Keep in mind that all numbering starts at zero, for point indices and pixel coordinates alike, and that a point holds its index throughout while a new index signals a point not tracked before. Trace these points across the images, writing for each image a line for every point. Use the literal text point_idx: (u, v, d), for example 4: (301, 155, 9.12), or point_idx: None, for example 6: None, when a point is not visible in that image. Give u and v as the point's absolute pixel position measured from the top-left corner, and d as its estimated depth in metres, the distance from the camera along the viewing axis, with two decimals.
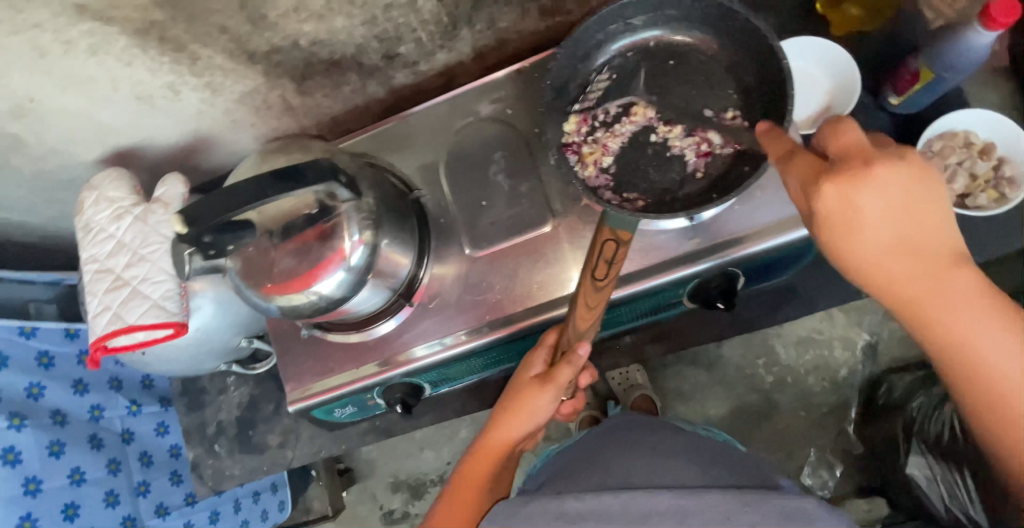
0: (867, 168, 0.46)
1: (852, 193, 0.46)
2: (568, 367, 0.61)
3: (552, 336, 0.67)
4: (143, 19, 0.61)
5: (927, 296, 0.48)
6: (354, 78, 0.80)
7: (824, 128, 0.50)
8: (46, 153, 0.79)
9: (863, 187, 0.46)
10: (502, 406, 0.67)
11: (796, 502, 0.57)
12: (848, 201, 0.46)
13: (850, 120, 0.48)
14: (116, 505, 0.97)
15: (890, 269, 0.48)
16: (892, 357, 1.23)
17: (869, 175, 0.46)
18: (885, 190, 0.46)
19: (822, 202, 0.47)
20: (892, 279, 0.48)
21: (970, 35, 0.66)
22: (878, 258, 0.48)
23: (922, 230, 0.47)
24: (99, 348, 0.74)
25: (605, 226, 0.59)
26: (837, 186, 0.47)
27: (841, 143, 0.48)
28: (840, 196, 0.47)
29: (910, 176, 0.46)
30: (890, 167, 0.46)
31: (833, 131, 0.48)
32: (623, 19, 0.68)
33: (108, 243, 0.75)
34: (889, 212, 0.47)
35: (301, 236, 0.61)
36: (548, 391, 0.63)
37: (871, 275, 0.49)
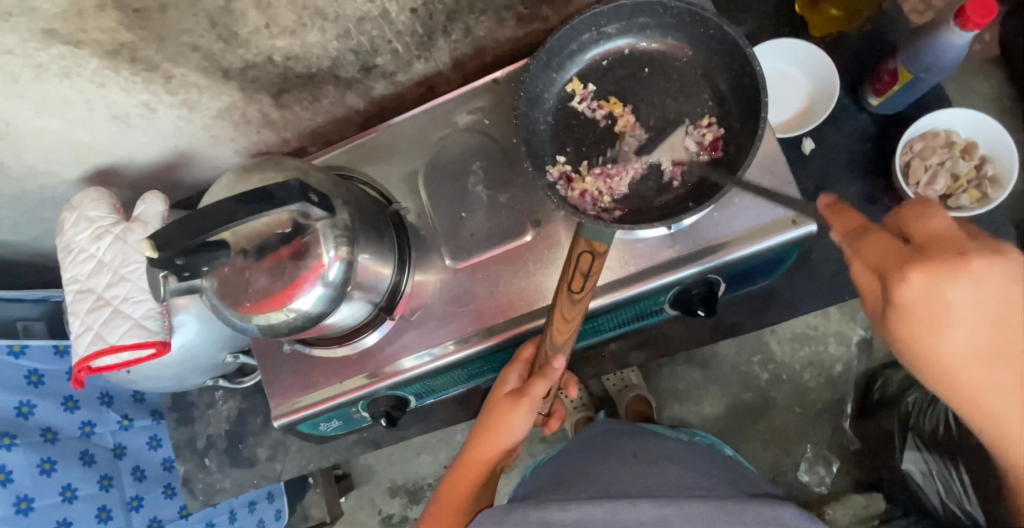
0: (963, 262, 0.41)
1: (946, 291, 0.41)
2: (545, 380, 0.64)
3: (528, 350, 0.69)
4: (113, 41, 0.60)
5: (1015, 418, 0.42)
6: (332, 91, 0.79)
7: (908, 209, 0.45)
8: (26, 174, 0.79)
9: (957, 282, 0.41)
10: (482, 419, 0.70)
11: (772, 511, 0.58)
12: (940, 299, 0.41)
13: (939, 205, 0.43)
14: (109, 521, 0.97)
15: (979, 383, 0.42)
16: (887, 352, 1.23)
17: (967, 270, 0.41)
18: (981, 291, 0.41)
19: (908, 291, 0.42)
20: (978, 393, 0.43)
21: (946, 35, 0.65)
22: (964, 368, 0.43)
23: (1021, 340, 0.42)
24: (82, 369, 0.75)
25: (581, 237, 0.58)
26: (927, 279, 0.41)
27: (928, 230, 0.44)
28: (929, 292, 0.42)
29: (1009, 273, 0.41)
30: (989, 264, 0.41)
31: (919, 215, 0.44)
32: (597, 28, 0.67)
33: (89, 263, 0.76)
34: (982, 316, 0.42)
35: (275, 255, 0.61)
36: (523, 408, 0.65)
37: (953, 383, 0.43)
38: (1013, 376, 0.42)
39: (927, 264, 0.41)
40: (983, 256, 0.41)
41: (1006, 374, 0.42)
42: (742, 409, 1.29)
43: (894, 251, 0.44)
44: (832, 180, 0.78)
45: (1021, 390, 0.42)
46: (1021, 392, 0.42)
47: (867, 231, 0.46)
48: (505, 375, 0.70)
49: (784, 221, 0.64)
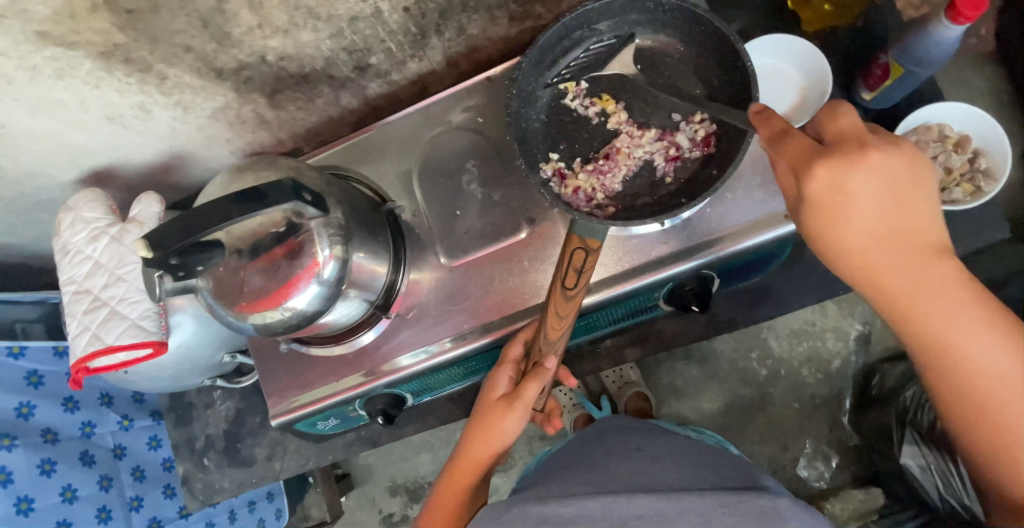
0: (862, 151, 0.47)
1: (848, 181, 0.46)
2: (537, 381, 0.63)
3: (516, 351, 0.69)
4: (106, 42, 0.61)
5: (902, 285, 0.50)
6: (326, 90, 0.80)
7: (820, 113, 0.51)
8: (23, 176, 0.80)
9: (857, 173, 0.46)
10: (474, 424, 0.69)
11: (768, 502, 0.57)
12: (843, 188, 0.47)
13: (847, 105, 0.49)
14: (109, 521, 0.98)
15: (871, 259, 0.49)
16: (884, 347, 1.23)
17: (865, 161, 0.46)
18: (876, 178, 0.47)
19: (815, 183, 0.47)
20: (871, 267, 0.49)
21: (937, 29, 0.65)
22: (860, 248, 0.49)
23: (908, 218, 0.49)
24: (80, 370, 0.75)
25: (575, 234, 0.59)
26: (831, 172, 0.46)
27: (834, 128, 0.49)
28: (835, 183, 0.47)
29: (903, 161, 0.47)
30: (882, 153, 0.47)
31: (830, 116, 0.50)
32: (589, 25, 0.67)
33: (86, 265, 0.76)
34: (877, 201, 0.47)
35: (269, 254, 0.61)
36: (517, 410, 0.65)
37: (853, 262, 0.50)
38: (898, 250, 0.49)
39: (831, 157, 0.46)
40: (878, 148, 0.46)
41: (892, 247, 0.49)
42: (740, 405, 1.29)
43: (808, 151, 0.48)
44: None
45: (904, 260, 0.49)
46: (903, 261, 0.49)
47: (785, 135, 0.50)
48: (495, 378, 0.69)
49: (777, 216, 0.64)
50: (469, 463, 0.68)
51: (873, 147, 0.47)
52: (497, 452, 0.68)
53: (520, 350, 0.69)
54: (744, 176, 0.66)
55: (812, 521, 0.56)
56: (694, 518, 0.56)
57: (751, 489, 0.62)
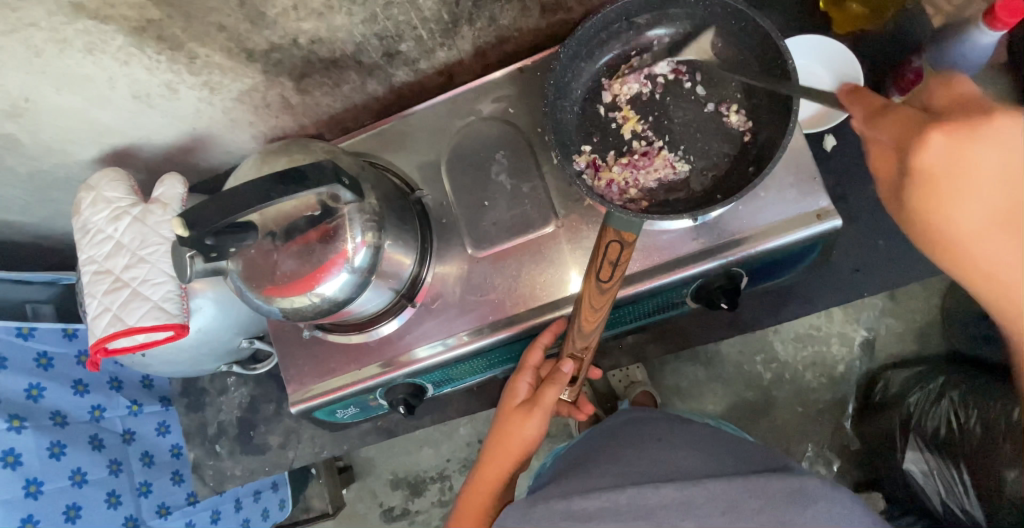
0: (985, 121, 0.44)
1: (968, 150, 0.44)
2: (554, 387, 0.65)
3: (533, 358, 0.69)
4: (140, 17, 0.59)
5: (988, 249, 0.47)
6: (353, 76, 0.79)
7: (931, 85, 0.49)
8: (43, 152, 0.78)
9: (978, 146, 0.44)
10: (494, 431, 0.71)
11: (795, 482, 0.57)
12: (961, 161, 0.44)
13: (965, 77, 0.47)
14: (117, 506, 0.97)
15: (976, 242, 0.48)
16: (889, 353, 1.23)
17: (985, 131, 0.44)
18: (999, 150, 0.44)
19: (927, 156, 0.45)
20: (979, 252, 0.48)
21: (976, 34, 0.66)
22: (964, 225, 0.47)
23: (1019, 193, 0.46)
24: (98, 350, 0.74)
25: (610, 227, 0.59)
26: (949, 143, 0.44)
27: (948, 95, 0.47)
28: (950, 157, 0.45)
29: (1007, 137, 0.44)
30: (1011, 126, 0.44)
31: (942, 87, 0.48)
32: (627, 18, 0.67)
33: (106, 244, 0.75)
34: (999, 175, 0.45)
35: (303, 238, 0.60)
36: (535, 415, 0.67)
37: (956, 243, 0.49)
38: (1006, 234, 0.47)
39: (951, 126, 0.44)
40: (1006, 112, 0.43)
41: (1004, 230, 0.47)
42: (746, 408, 1.29)
43: (917, 122, 0.47)
44: (850, 178, 0.79)
45: (1011, 239, 0.47)
46: (1007, 250, 0.47)
47: (887, 108, 0.49)
48: (514, 385, 0.70)
49: (809, 216, 0.64)
50: (496, 465, 0.69)
51: (995, 117, 0.44)
52: (521, 457, 0.69)
53: (539, 356, 0.69)
54: (776, 176, 0.66)
55: (845, 503, 0.56)
56: (720, 505, 0.56)
57: (777, 471, 0.62)
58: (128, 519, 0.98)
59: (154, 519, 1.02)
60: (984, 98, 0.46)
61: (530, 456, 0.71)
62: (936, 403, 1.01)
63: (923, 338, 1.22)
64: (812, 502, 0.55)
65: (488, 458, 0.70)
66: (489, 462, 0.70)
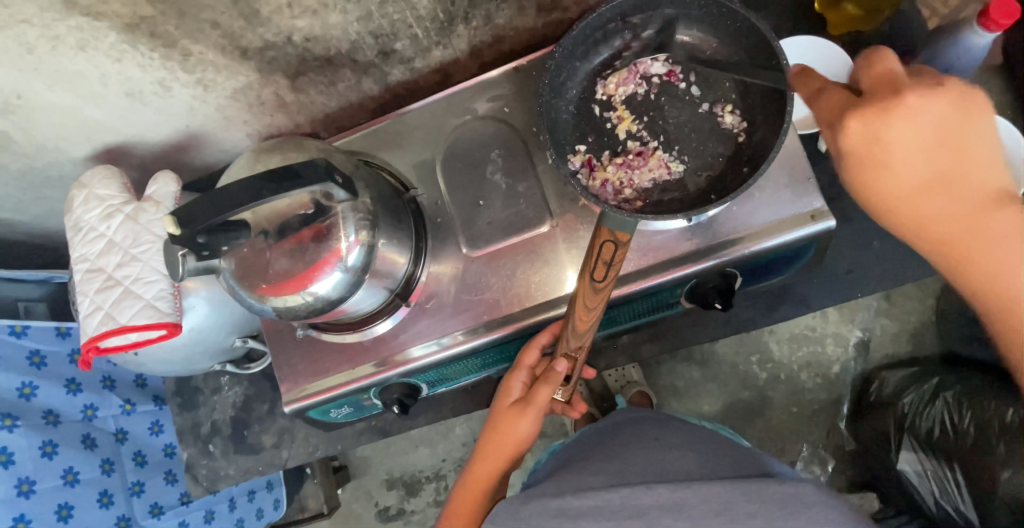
0: (897, 97, 0.46)
1: (885, 128, 0.46)
2: (548, 386, 0.65)
3: (529, 357, 0.69)
4: (133, 15, 0.59)
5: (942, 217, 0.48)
6: (348, 75, 0.79)
7: (859, 62, 0.50)
8: (35, 150, 0.78)
9: (894, 122, 0.46)
10: (488, 429, 0.70)
11: (789, 488, 0.58)
12: (877, 140, 0.47)
13: (886, 50, 0.48)
14: (110, 506, 0.96)
15: (926, 206, 0.48)
16: (883, 353, 1.24)
17: (899, 106, 0.46)
18: (918, 122, 0.46)
19: (849, 139, 0.48)
20: (931, 216, 0.48)
21: (968, 36, 0.66)
22: (905, 194, 0.48)
23: (953, 159, 0.47)
24: (89, 349, 0.73)
25: (604, 226, 0.58)
26: (865, 123, 0.47)
27: (878, 74, 0.48)
28: (871, 134, 0.47)
29: (938, 106, 0.46)
30: (924, 97, 0.46)
31: (868, 62, 0.49)
32: (623, 17, 0.67)
33: (99, 243, 0.75)
34: (926, 144, 0.46)
35: (296, 236, 0.60)
36: (529, 414, 0.67)
37: (902, 211, 0.49)
38: (949, 198, 0.47)
39: (865, 110, 0.47)
40: (915, 89, 0.45)
41: (947, 193, 0.47)
42: (741, 408, 1.30)
43: (845, 103, 0.49)
44: None
45: (955, 205, 0.47)
46: (958, 212, 0.47)
47: (820, 95, 0.53)
48: (509, 383, 0.70)
49: (804, 216, 0.64)
50: (489, 463, 0.69)
51: (912, 91, 0.46)
52: (513, 455, 0.69)
53: (535, 355, 0.69)
54: (772, 177, 0.66)
55: (839, 509, 0.55)
56: (714, 507, 0.56)
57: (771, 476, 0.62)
58: (121, 519, 0.97)
59: (146, 519, 1.01)
60: (909, 74, 0.48)
61: (522, 455, 0.71)
62: (930, 403, 1.01)
63: (917, 339, 1.22)
64: (807, 508, 0.55)
65: (480, 457, 0.70)
66: (481, 460, 0.70)
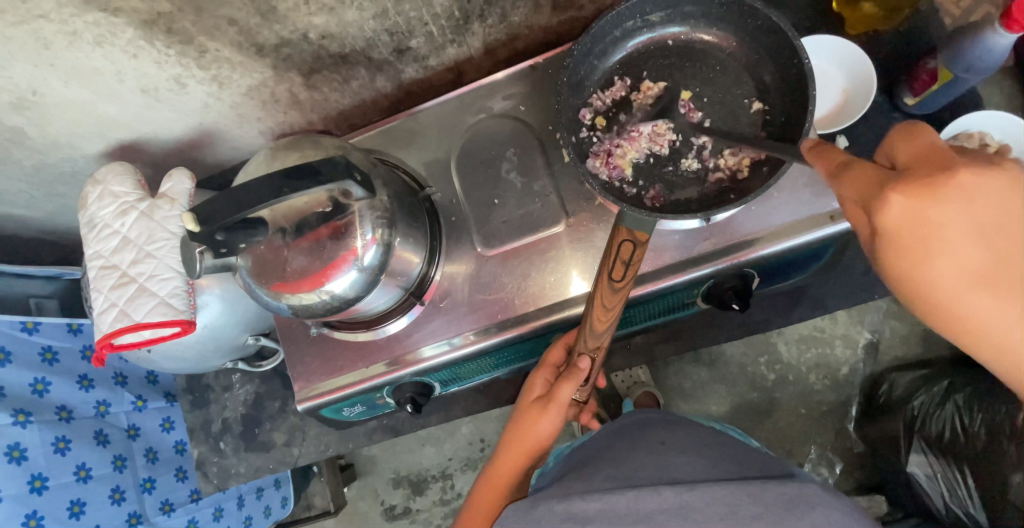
0: (943, 175, 0.40)
1: (928, 211, 0.40)
2: (568, 385, 0.64)
3: (553, 356, 0.69)
4: (150, 11, 0.59)
5: (995, 314, 0.41)
6: (362, 72, 0.78)
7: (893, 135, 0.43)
8: (49, 146, 0.78)
9: (941, 201, 0.40)
10: (511, 427, 0.71)
11: (799, 493, 0.57)
12: (926, 221, 0.40)
13: (926, 125, 0.41)
14: (121, 502, 0.96)
15: (972, 305, 0.42)
16: (893, 356, 1.22)
17: (948, 187, 0.40)
18: (970, 207, 0.40)
19: (890, 216, 0.41)
20: (981, 318, 0.42)
21: (989, 35, 0.66)
22: (957, 292, 0.42)
23: (1010, 257, 0.41)
24: (104, 346, 0.73)
25: (623, 226, 0.58)
26: (908, 202, 0.40)
27: (915, 149, 0.42)
28: (914, 216, 0.40)
29: (997, 183, 0.40)
30: (975, 176, 0.40)
31: (905, 136, 0.42)
32: (641, 15, 0.68)
33: (113, 239, 0.75)
34: (980, 231, 0.40)
35: (314, 234, 0.60)
36: (550, 413, 0.67)
37: (946, 308, 0.43)
38: (1011, 299, 0.41)
39: (906, 186, 0.40)
40: (966, 169, 0.39)
41: (996, 295, 0.41)
42: (750, 410, 1.29)
43: (879, 177, 0.42)
44: None
45: (1004, 298, 0.41)
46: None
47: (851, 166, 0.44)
48: (531, 381, 0.70)
49: (822, 216, 0.63)
50: (511, 460, 0.70)
51: (961, 169, 0.40)
52: (535, 452, 0.69)
53: (560, 354, 0.69)
54: (791, 176, 0.65)
55: (850, 516, 0.55)
56: (719, 510, 0.55)
57: (777, 479, 0.62)
58: (132, 515, 0.97)
59: (157, 515, 1.01)
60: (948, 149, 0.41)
61: (544, 453, 0.71)
62: (940, 406, 1.00)
63: (926, 342, 1.21)
64: (818, 514, 0.54)
65: (502, 453, 0.71)
66: (503, 457, 0.70)
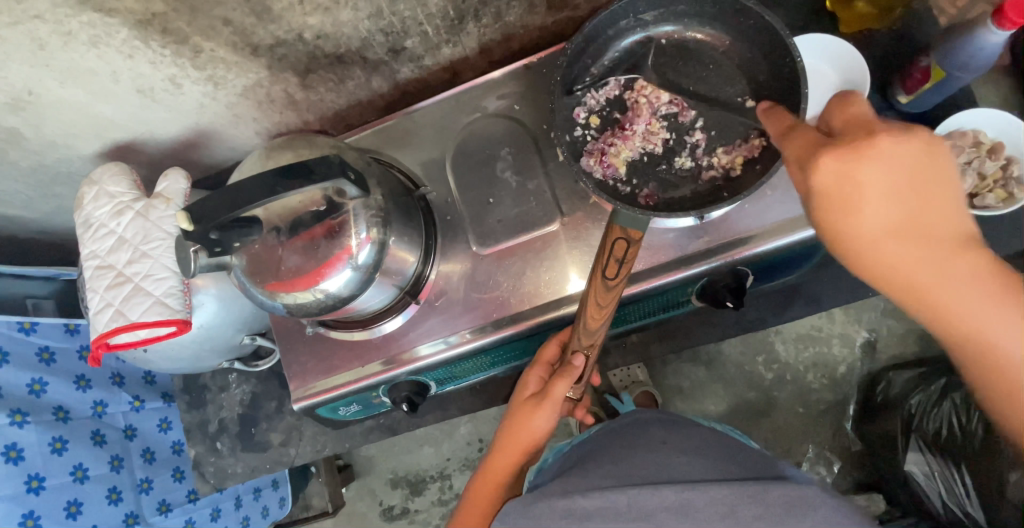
0: (867, 138, 0.45)
1: (853, 167, 0.45)
2: (561, 382, 0.64)
3: (549, 353, 0.70)
4: (145, 11, 0.59)
5: (910, 265, 0.46)
6: (358, 72, 0.78)
7: (830, 106, 0.50)
8: (45, 147, 0.78)
9: (865, 161, 0.45)
10: (506, 424, 0.71)
11: (796, 491, 0.57)
12: (851, 177, 0.45)
13: (857, 95, 0.48)
14: (119, 503, 0.96)
15: (891, 255, 0.47)
16: (891, 354, 1.23)
17: (872, 148, 0.45)
18: (889, 167, 0.45)
19: (821, 171, 0.46)
20: (898, 267, 0.47)
21: (982, 34, 0.67)
22: (877, 243, 0.47)
23: (921, 213, 0.46)
24: (100, 346, 0.74)
25: (616, 224, 0.59)
26: (837, 161, 0.45)
27: (845, 115, 0.48)
28: (840, 172, 0.46)
29: (913, 146, 0.45)
30: (894, 139, 0.45)
31: (840, 106, 0.49)
32: (635, 14, 0.68)
33: (109, 239, 0.75)
34: (897, 188, 0.46)
35: (308, 233, 0.60)
36: (544, 409, 0.66)
37: (870, 259, 0.47)
38: (923, 251, 0.46)
39: (835, 146, 0.46)
40: (886, 132, 0.45)
41: (910, 246, 0.46)
42: (747, 409, 1.29)
43: (813, 139, 0.48)
44: None
45: (917, 250, 0.46)
46: (937, 264, 0.46)
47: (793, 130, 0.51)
48: (527, 378, 0.71)
49: None
50: (506, 457, 0.70)
51: (881, 133, 0.45)
52: (531, 449, 0.69)
53: (554, 351, 0.70)
54: (785, 174, 0.65)
55: (846, 514, 0.55)
56: (719, 509, 0.56)
57: (776, 478, 0.62)
58: (129, 516, 0.97)
59: (155, 516, 1.01)
60: (874, 118, 0.47)
61: (541, 450, 0.71)
62: (938, 404, 0.99)
63: (923, 341, 1.21)
64: (815, 513, 0.54)
65: (497, 450, 0.71)
66: (499, 454, 0.70)
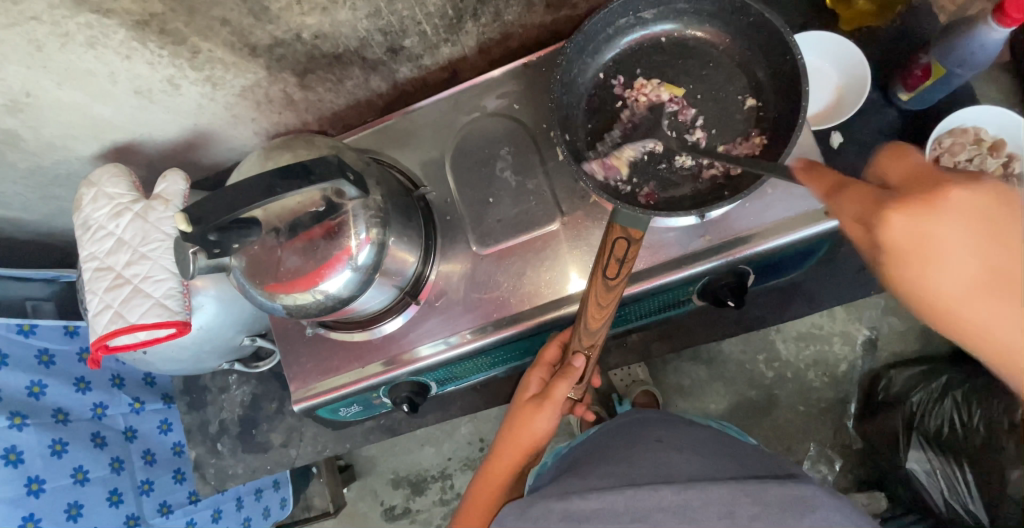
0: (936, 192, 0.42)
1: (927, 226, 0.42)
2: (562, 383, 0.64)
3: (551, 354, 0.69)
4: (142, 11, 0.58)
5: (992, 317, 0.44)
6: (357, 72, 0.78)
7: (881, 155, 0.47)
8: (43, 149, 0.78)
9: (939, 217, 0.42)
10: (507, 425, 0.70)
11: (797, 491, 0.57)
12: (926, 235, 0.42)
13: (911, 146, 0.45)
14: (119, 504, 0.96)
15: (970, 310, 0.44)
16: (892, 352, 1.22)
17: (944, 203, 0.42)
18: (964, 220, 0.42)
19: (893, 232, 0.43)
20: (977, 320, 0.44)
21: (982, 30, 0.66)
22: (957, 298, 0.44)
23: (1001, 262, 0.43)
24: (99, 348, 0.73)
25: (616, 224, 0.58)
26: (908, 219, 0.42)
27: (903, 168, 0.45)
28: (914, 231, 0.43)
29: (983, 196, 0.42)
30: (964, 191, 0.42)
31: (892, 158, 0.46)
32: (635, 13, 0.68)
33: (108, 241, 0.75)
34: (974, 240, 0.43)
35: (307, 234, 0.60)
36: (546, 410, 0.66)
37: (950, 314, 0.45)
38: (1006, 302, 0.44)
39: (904, 204, 0.42)
40: (958, 184, 0.42)
41: (991, 297, 0.44)
42: (748, 407, 1.29)
43: (876, 197, 0.44)
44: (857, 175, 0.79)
45: (998, 301, 0.44)
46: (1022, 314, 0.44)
47: (843, 186, 0.47)
48: (527, 379, 0.70)
49: (817, 213, 0.63)
50: (506, 458, 0.69)
51: (950, 185, 0.42)
52: (531, 450, 0.69)
53: (555, 352, 0.69)
54: None
55: (847, 515, 0.55)
56: (717, 510, 0.55)
57: (776, 477, 0.61)
58: (130, 517, 0.97)
59: (155, 517, 1.02)
60: (934, 168, 0.44)
61: (541, 450, 0.71)
62: (939, 402, 1.00)
63: (924, 338, 1.21)
64: (816, 513, 0.54)
65: (498, 451, 0.70)
66: (499, 455, 0.70)
